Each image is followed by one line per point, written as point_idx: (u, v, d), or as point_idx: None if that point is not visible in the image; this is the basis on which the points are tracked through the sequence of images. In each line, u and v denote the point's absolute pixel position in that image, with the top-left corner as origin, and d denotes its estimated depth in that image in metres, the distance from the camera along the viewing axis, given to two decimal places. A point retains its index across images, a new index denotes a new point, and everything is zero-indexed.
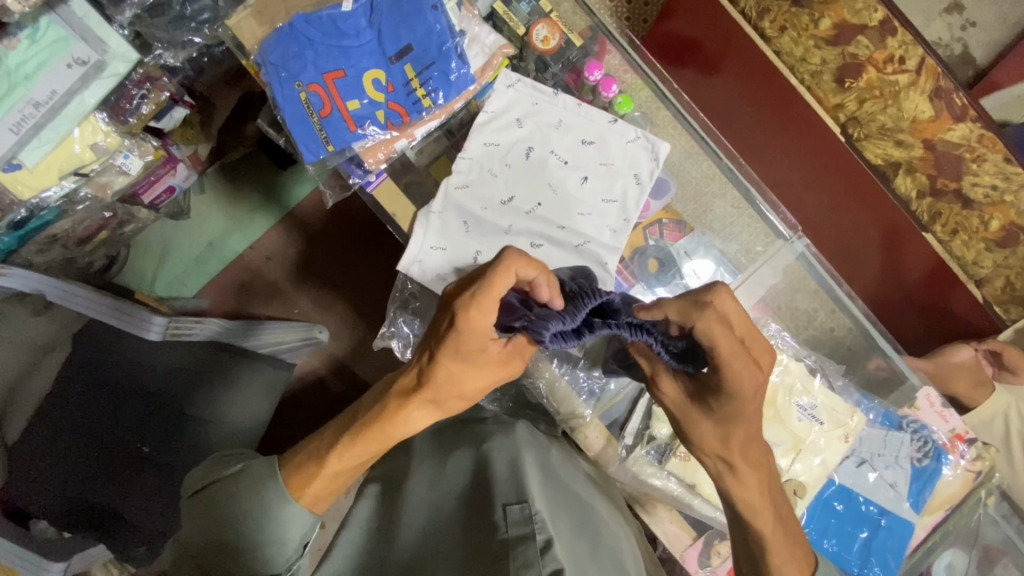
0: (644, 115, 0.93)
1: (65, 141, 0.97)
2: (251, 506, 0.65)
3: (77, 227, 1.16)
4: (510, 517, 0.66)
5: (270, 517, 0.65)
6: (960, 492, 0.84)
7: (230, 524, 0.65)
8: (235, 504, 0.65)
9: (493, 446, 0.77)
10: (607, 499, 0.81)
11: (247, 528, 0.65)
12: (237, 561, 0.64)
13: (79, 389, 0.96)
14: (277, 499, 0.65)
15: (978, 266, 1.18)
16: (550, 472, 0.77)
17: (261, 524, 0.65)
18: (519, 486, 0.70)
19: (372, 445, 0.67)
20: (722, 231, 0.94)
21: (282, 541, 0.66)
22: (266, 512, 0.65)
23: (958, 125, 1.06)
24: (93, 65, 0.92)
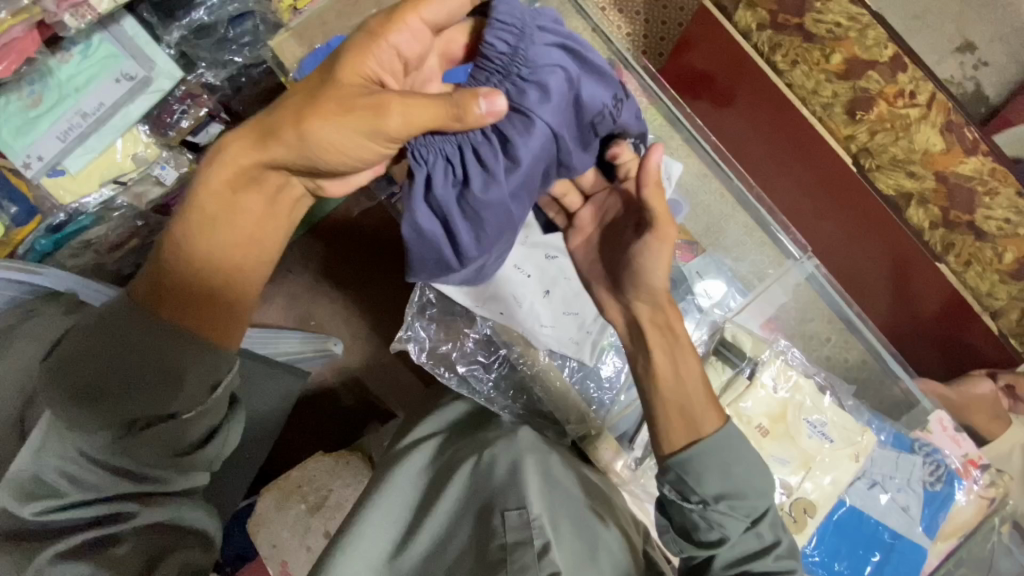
0: (658, 137, 0.97)
1: (108, 151, 1.04)
2: (132, 354, 0.60)
3: (112, 232, 1.12)
4: (508, 522, 0.69)
5: (158, 362, 0.61)
6: (974, 519, 0.83)
7: (108, 376, 0.59)
8: (117, 340, 0.60)
9: (498, 448, 0.78)
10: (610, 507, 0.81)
11: (147, 358, 0.60)
12: (138, 393, 0.60)
13: None
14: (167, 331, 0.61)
15: (992, 296, 1.18)
16: (551, 481, 0.77)
17: (160, 348, 0.61)
18: (519, 490, 0.72)
19: (221, 205, 0.66)
20: (735, 253, 0.96)
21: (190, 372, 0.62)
22: (148, 363, 0.60)
23: (969, 159, 1.07)
24: (140, 80, 1.01)
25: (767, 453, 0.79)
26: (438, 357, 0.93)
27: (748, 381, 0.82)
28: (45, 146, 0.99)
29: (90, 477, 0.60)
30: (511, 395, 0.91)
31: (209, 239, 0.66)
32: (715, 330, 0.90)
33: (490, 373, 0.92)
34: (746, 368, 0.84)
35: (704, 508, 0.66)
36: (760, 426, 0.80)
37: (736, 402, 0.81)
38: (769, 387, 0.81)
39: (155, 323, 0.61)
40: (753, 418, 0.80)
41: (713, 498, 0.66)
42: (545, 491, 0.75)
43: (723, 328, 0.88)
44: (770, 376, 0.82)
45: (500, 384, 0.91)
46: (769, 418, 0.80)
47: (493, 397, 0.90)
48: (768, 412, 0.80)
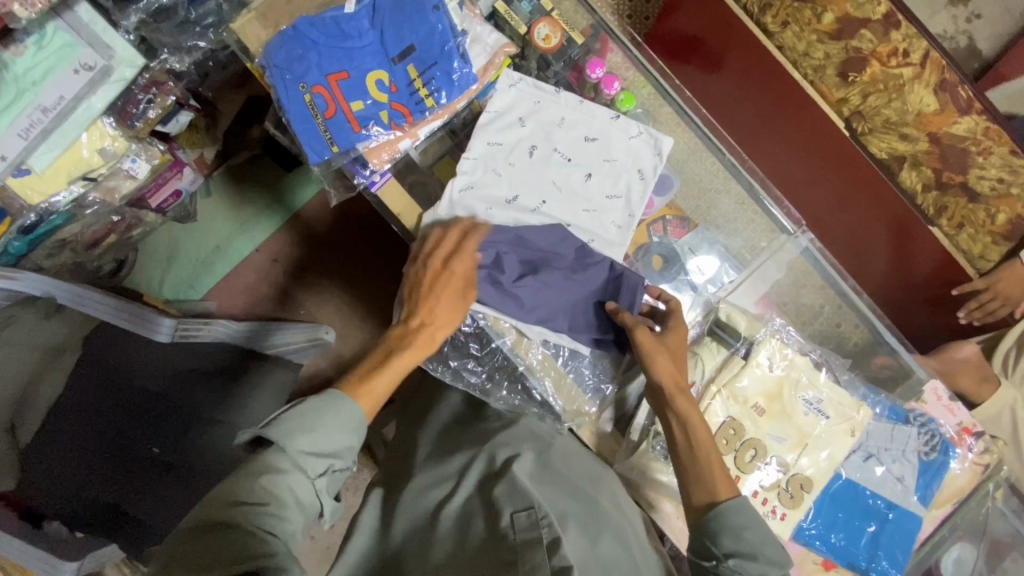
0: (647, 111, 0.94)
1: (74, 146, 0.98)
2: (312, 423, 0.65)
3: (87, 231, 1.15)
4: (517, 524, 0.67)
5: (327, 433, 0.65)
6: (968, 486, 0.84)
7: (312, 428, 0.65)
8: (291, 425, 0.64)
9: (497, 443, 0.80)
10: (611, 485, 0.81)
11: (322, 424, 0.65)
12: (322, 438, 0.65)
13: (90, 389, 0.94)
14: (335, 411, 0.67)
15: (984, 259, 1.21)
16: (550, 470, 0.78)
17: (319, 419, 0.66)
18: (521, 489, 0.72)
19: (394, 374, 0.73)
20: (727, 228, 0.94)
21: (346, 447, 0.67)
22: (320, 425, 0.65)
23: (963, 119, 1.06)
24: (100, 70, 0.92)
25: (764, 433, 0.78)
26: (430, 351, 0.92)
27: (743, 361, 0.80)
28: (7, 144, 0.90)
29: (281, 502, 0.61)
30: (506, 385, 0.89)
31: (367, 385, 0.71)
32: (709, 309, 0.87)
33: (484, 364, 0.91)
34: (742, 348, 0.81)
35: (717, 565, 0.66)
36: (755, 405, 0.79)
37: (732, 382, 0.79)
38: (765, 366, 0.80)
39: (334, 405, 0.67)
40: (749, 397, 0.79)
41: (724, 554, 0.66)
42: (544, 482, 0.75)
43: (716, 307, 0.85)
44: (766, 355, 0.80)
45: (494, 375, 0.90)
46: (765, 398, 0.79)
47: (488, 389, 0.90)
48: (764, 390, 0.79)
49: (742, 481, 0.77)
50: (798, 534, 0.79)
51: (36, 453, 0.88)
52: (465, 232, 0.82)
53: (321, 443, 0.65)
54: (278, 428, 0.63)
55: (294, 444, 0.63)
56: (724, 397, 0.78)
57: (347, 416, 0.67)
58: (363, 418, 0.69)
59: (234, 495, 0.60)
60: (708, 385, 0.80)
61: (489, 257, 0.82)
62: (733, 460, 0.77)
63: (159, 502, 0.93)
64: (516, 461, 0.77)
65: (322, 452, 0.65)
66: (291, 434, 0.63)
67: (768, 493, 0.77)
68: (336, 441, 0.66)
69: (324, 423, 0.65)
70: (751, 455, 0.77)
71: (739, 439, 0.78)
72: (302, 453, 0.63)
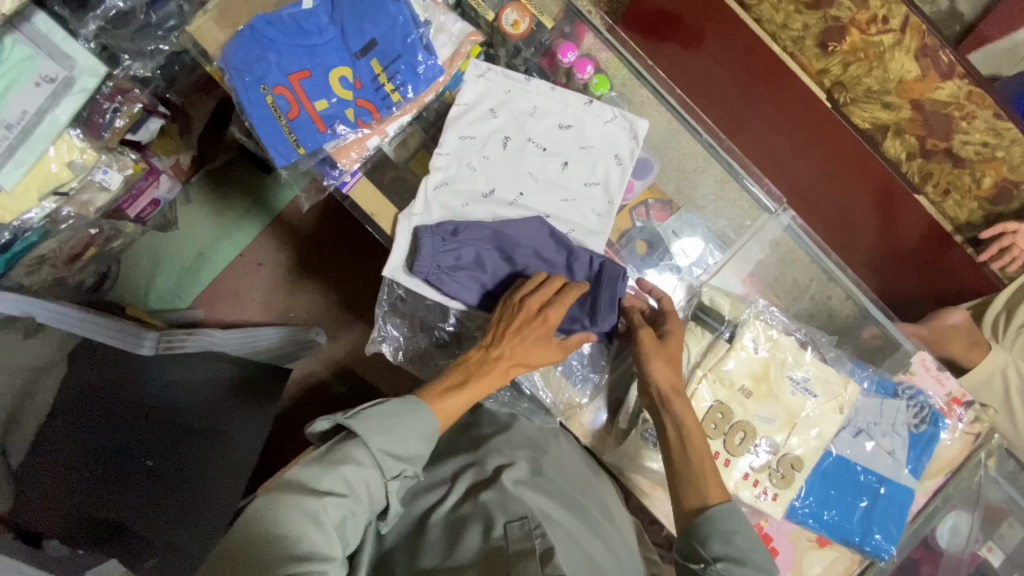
0: (622, 94, 0.92)
1: (41, 161, 0.93)
2: (395, 429, 0.67)
3: (65, 246, 1.12)
4: (510, 534, 0.68)
5: (405, 438, 0.68)
6: (959, 456, 0.84)
7: (387, 434, 0.67)
8: (370, 427, 0.66)
9: (491, 448, 0.81)
10: (600, 492, 0.84)
11: (396, 433, 0.67)
12: (395, 443, 0.67)
13: (81, 401, 0.92)
14: (409, 419, 0.69)
15: (971, 225, 1.22)
16: (543, 476, 0.80)
17: (390, 424, 0.67)
18: (513, 499, 0.73)
19: (480, 390, 0.75)
20: (710, 209, 0.93)
21: (417, 455, 0.69)
22: (394, 438, 0.67)
23: (946, 84, 1.04)
24: (61, 82, 0.88)
25: (752, 415, 0.78)
26: (416, 353, 0.91)
27: (729, 344, 0.79)
28: None
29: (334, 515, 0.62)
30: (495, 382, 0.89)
31: (439, 401, 0.72)
32: (692, 294, 0.87)
33: None
34: (726, 332, 0.81)
35: (705, 567, 0.66)
36: (743, 388, 0.78)
37: (718, 366, 0.78)
38: (750, 348, 0.79)
39: (407, 410, 0.69)
40: (736, 380, 0.78)
41: (714, 556, 0.66)
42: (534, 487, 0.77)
43: (700, 291, 0.85)
44: (751, 337, 0.79)
45: None
46: (751, 379, 0.79)
47: None
48: (750, 372, 0.79)
49: (733, 464, 0.77)
50: (792, 513, 0.79)
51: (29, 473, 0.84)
52: (444, 230, 0.81)
53: (401, 447, 0.68)
54: (363, 422, 0.67)
55: (374, 442, 0.66)
56: (710, 381, 0.78)
57: (418, 424, 0.69)
58: (434, 428, 0.70)
59: (309, 479, 0.63)
60: (694, 370, 0.79)
61: (470, 254, 0.82)
62: (722, 444, 0.77)
63: (161, 519, 0.91)
64: (509, 469, 0.78)
65: (397, 456, 0.67)
66: (374, 432, 0.66)
67: (759, 474, 0.77)
68: (409, 447, 0.68)
69: (402, 427, 0.68)
70: (741, 437, 0.77)
71: (728, 422, 0.77)
72: (384, 453, 0.66)
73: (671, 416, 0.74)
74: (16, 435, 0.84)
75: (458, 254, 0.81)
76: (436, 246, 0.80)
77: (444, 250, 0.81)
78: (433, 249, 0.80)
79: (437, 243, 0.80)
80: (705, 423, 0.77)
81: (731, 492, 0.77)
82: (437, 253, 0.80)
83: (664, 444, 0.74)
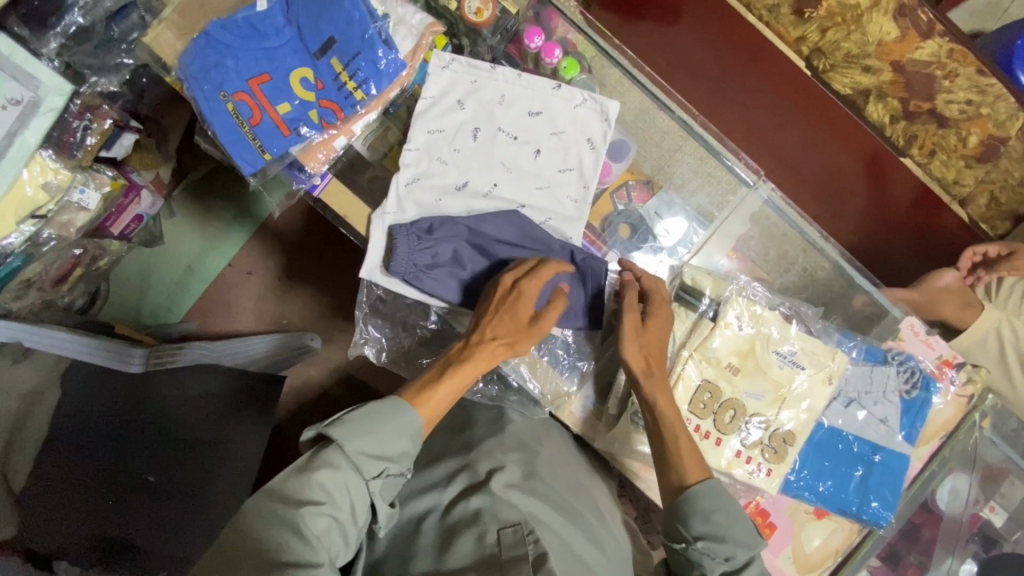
0: (593, 76, 0.90)
1: (16, 185, 0.90)
2: (381, 425, 0.67)
3: (50, 268, 1.11)
4: (505, 540, 0.71)
5: (393, 434, 0.68)
6: (953, 419, 0.83)
7: (369, 433, 0.67)
8: (348, 431, 0.66)
9: (483, 451, 0.81)
10: (594, 497, 0.84)
11: (375, 437, 0.67)
12: (373, 445, 0.67)
13: (88, 420, 0.91)
14: (390, 416, 0.68)
15: (959, 184, 1.19)
16: (537, 480, 0.80)
17: (373, 427, 0.67)
18: (504, 505, 0.74)
19: (467, 376, 0.73)
20: (689, 186, 0.92)
21: (402, 454, 0.69)
22: (373, 438, 0.67)
23: (926, 43, 1.04)
24: (28, 104, 0.85)
25: (740, 392, 0.78)
26: (401, 352, 0.91)
27: (713, 322, 0.79)
28: None
29: (316, 525, 0.62)
30: (481, 377, 0.91)
31: (427, 394, 0.72)
32: (676, 275, 0.86)
33: None
34: (710, 310, 0.80)
35: (686, 547, 0.68)
36: (729, 365, 0.78)
37: (703, 345, 0.78)
38: (735, 325, 0.78)
39: (394, 407, 0.69)
40: (722, 358, 0.78)
41: (694, 536, 0.67)
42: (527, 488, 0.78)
43: (682, 271, 0.84)
44: (735, 314, 0.78)
45: None
46: (738, 356, 0.78)
47: None
48: (736, 349, 0.78)
49: (724, 442, 0.77)
50: (787, 487, 0.79)
51: (35, 497, 0.83)
52: (419, 227, 0.80)
53: (380, 447, 0.67)
54: (340, 427, 0.66)
55: (353, 446, 0.66)
56: (696, 361, 0.77)
57: (407, 419, 0.69)
58: (420, 428, 0.70)
59: (289, 490, 0.64)
60: (680, 350, 0.79)
61: (447, 251, 0.81)
62: (712, 423, 0.77)
63: (164, 534, 0.90)
64: (501, 472, 0.78)
65: (379, 457, 0.67)
66: (354, 438, 0.66)
67: (751, 451, 0.77)
68: (391, 443, 0.68)
69: (383, 428, 0.68)
70: (730, 415, 0.77)
71: (716, 401, 0.77)
72: (362, 453, 0.66)
73: (659, 401, 0.73)
74: (17, 462, 0.84)
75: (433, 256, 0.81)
76: (406, 247, 0.79)
77: (417, 250, 0.80)
78: (410, 250, 0.79)
79: (412, 245, 0.79)
80: (693, 404, 0.77)
81: (725, 470, 0.76)
82: (413, 252, 0.79)
83: (654, 431, 0.73)
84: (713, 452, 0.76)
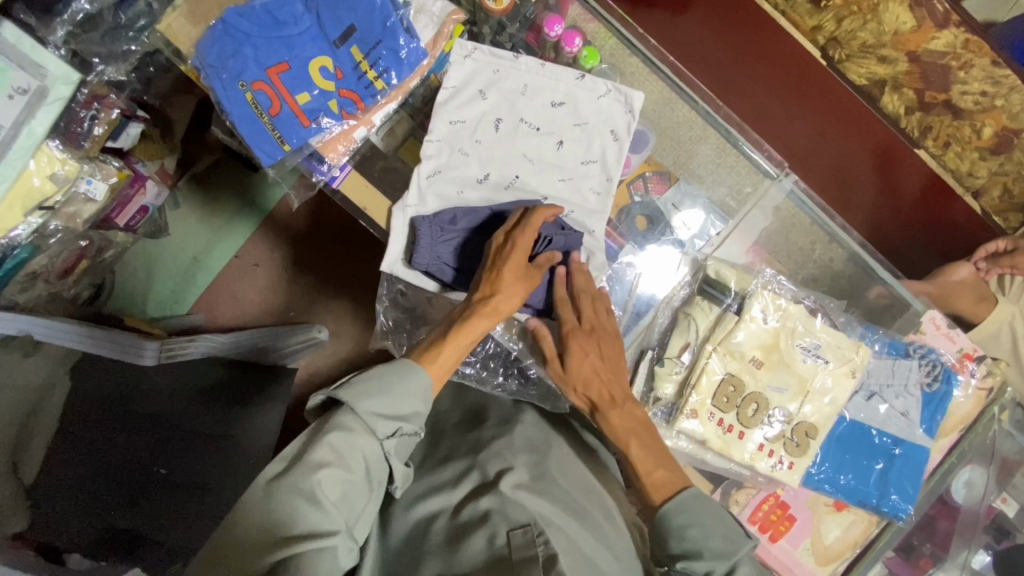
0: (613, 65, 0.89)
1: (23, 175, 0.88)
2: (381, 391, 0.66)
3: (56, 260, 1.09)
4: (515, 542, 0.67)
5: (394, 396, 0.66)
6: (972, 411, 0.84)
7: (376, 395, 0.66)
8: (357, 392, 0.65)
9: (495, 451, 0.79)
10: (605, 502, 0.80)
11: (381, 396, 0.66)
12: (382, 404, 0.66)
13: (90, 413, 0.90)
14: (396, 376, 0.67)
15: (973, 176, 1.19)
16: (549, 479, 0.77)
17: (380, 387, 0.66)
18: (514, 504, 0.71)
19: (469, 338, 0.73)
20: (708, 178, 0.92)
21: (412, 413, 0.67)
22: (379, 399, 0.66)
23: (941, 33, 1.03)
24: (35, 93, 0.82)
25: (763, 385, 0.78)
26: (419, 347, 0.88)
27: (738, 316, 0.78)
28: None
29: (332, 493, 0.62)
30: (501, 372, 0.94)
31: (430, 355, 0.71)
32: (697, 267, 0.85)
33: (475, 354, 0.94)
34: (733, 304, 0.80)
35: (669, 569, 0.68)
36: (753, 359, 0.78)
37: (727, 339, 0.77)
38: (759, 319, 0.78)
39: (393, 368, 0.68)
40: (746, 352, 0.78)
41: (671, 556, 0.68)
42: (537, 493, 0.75)
43: (705, 264, 0.83)
44: (759, 308, 0.78)
45: (488, 364, 0.94)
46: (761, 350, 0.78)
47: (483, 378, 0.93)
48: (760, 343, 0.78)
49: (747, 436, 0.77)
50: (807, 480, 0.80)
51: (42, 491, 0.83)
52: (442, 219, 0.80)
53: (392, 405, 0.66)
54: (350, 389, 0.65)
55: (363, 406, 0.65)
56: (720, 355, 0.77)
57: (402, 381, 0.67)
58: (427, 384, 0.69)
59: (303, 457, 0.62)
60: (703, 344, 0.79)
61: (469, 241, 0.81)
62: (735, 417, 0.77)
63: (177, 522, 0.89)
64: (509, 473, 0.75)
65: (388, 416, 0.66)
66: (360, 396, 0.65)
67: (773, 444, 0.77)
68: (398, 407, 0.67)
69: (392, 387, 0.66)
70: (753, 409, 0.77)
71: (739, 395, 0.77)
72: (373, 413, 0.65)
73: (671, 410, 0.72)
74: (29, 453, 0.83)
75: (454, 244, 0.80)
76: (426, 240, 0.79)
77: (438, 241, 0.80)
78: (430, 243, 0.79)
79: (432, 236, 0.79)
80: (716, 397, 0.77)
81: (747, 464, 0.77)
82: (436, 243, 0.79)
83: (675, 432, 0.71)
84: (736, 446, 0.77)
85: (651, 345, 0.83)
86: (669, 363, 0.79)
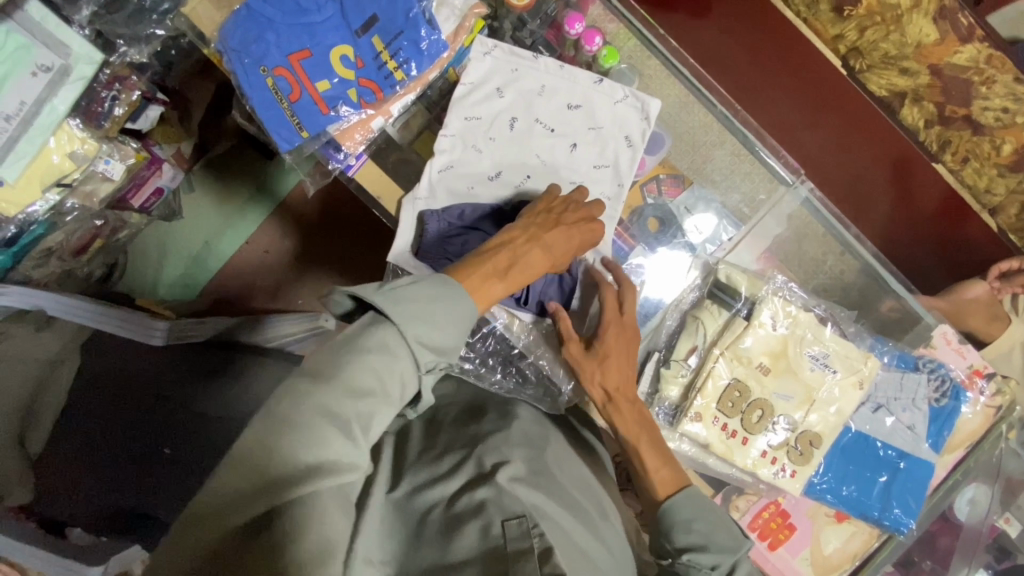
0: (631, 65, 0.89)
1: (42, 152, 0.89)
2: (427, 317, 0.60)
3: (71, 237, 1.10)
4: (510, 533, 0.66)
5: (439, 323, 0.61)
6: (980, 429, 0.83)
7: (423, 323, 0.60)
8: (408, 311, 0.59)
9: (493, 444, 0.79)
10: (600, 497, 0.82)
11: (429, 323, 0.60)
12: (427, 332, 0.60)
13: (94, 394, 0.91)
14: (449, 302, 0.62)
15: (990, 193, 1.17)
16: (545, 473, 0.78)
17: (429, 313, 0.60)
18: (511, 496, 0.71)
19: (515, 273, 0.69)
20: (723, 182, 0.91)
21: (456, 346, 0.62)
22: (423, 327, 0.60)
23: (965, 47, 1.01)
24: (58, 71, 0.84)
25: (769, 392, 0.77)
26: None
27: (746, 321, 0.78)
28: None
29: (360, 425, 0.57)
30: (499, 370, 0.96)
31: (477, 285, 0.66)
32: (709, 271, 0.85)
33: (475, 352, 0.98)
34: (743, 308, 0.80)
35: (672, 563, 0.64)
36: (760, 365, 0.77)
37: (735, 344, 0.77)
38: (768, 325, 0.78)
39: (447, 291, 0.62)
40: (753, 358, 0.77)
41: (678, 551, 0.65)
42: (539, 483, 0.76)
43: (716, 268, 0.83)
44: (769, 314, 0.78)
45: (486, 361, 0.97)
46: (769, 357, 0.78)
47: (482, 374, 0.95)
48: (768, 349, 0.78)
49: (750, 442, 0.77)
50: (810, 490, 0.79)
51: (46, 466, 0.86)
52: (450, 214, 0.80)
53: (436, 337, 0.61)
54: (397, 305, 0.59)
55: (411, 330, 0.59)
56: (727, 359, 0.77)
57: (453, 307, 0.62)
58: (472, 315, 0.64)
59: (339, 378, 0.56)
60: (710, 349, 0.79)
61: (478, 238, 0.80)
62: (740, 422, 0.77)
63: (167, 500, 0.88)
64: (505, 466, 0.74)
65: (432, 347, 0.61)
66: (408, 318, 0.59)
67: (777, 452, 0.77)
68: (444, 336, 0.61)
69: (441, 314, 0.61)
70: (758, 415, 0.77)
71: (745, 401, 0.77)
72: (419, 340, 0.59)
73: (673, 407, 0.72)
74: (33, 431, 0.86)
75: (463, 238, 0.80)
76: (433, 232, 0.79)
77: (447, 234, 0.79)
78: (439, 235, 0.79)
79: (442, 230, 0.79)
80: (721, 402, 0.76)
81: (749, 470, 0.77)
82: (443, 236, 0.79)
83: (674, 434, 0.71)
84: (739, 451, 0.77)
85: (657, 346, 0.82)
86: (675, 365, 0.79)
